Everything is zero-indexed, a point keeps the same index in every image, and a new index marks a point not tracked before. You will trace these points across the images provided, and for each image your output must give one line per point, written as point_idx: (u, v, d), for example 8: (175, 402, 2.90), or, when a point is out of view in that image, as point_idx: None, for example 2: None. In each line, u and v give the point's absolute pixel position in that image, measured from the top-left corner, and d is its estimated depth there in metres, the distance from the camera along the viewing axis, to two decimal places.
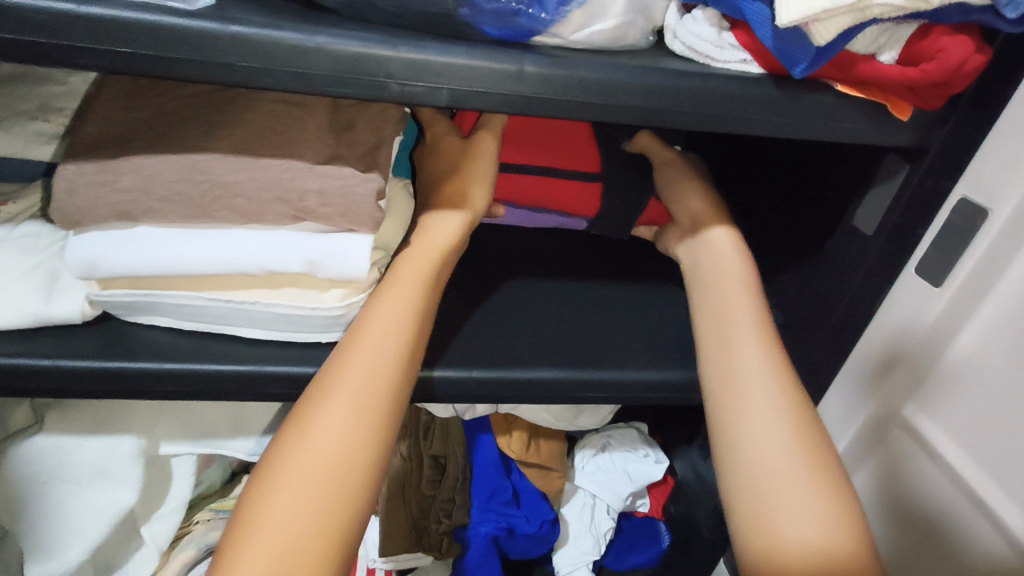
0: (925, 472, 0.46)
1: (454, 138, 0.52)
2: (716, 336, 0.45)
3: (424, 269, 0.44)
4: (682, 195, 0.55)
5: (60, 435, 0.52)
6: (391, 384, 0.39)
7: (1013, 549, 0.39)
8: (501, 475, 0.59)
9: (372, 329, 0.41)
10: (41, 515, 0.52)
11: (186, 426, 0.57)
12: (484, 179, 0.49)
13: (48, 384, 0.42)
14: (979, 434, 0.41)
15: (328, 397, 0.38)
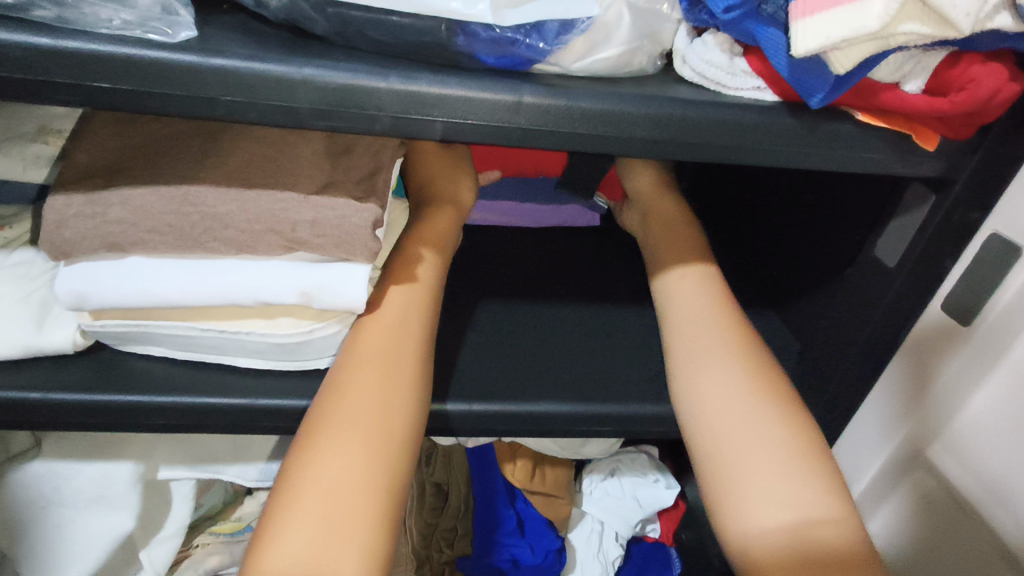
0: (925, 502, 0.44)
1: (435, 149, 0.54)
2: (693, 338, 0.44)
3: (425, 272, 0.43)
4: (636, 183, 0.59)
5: (58, 460, 0.51)
6: (404, 384, 0.39)
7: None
8: (506, 504, 0.57)
9: (378, 332, 0.40)
10: (40, 538, 0.52)
11: (185, 448, 0.56)
12: (470, 185, 0.53)
13: (40, 416, 0.41)
14: (987, 466, 0.39)
15: (336, 403, 0.37)
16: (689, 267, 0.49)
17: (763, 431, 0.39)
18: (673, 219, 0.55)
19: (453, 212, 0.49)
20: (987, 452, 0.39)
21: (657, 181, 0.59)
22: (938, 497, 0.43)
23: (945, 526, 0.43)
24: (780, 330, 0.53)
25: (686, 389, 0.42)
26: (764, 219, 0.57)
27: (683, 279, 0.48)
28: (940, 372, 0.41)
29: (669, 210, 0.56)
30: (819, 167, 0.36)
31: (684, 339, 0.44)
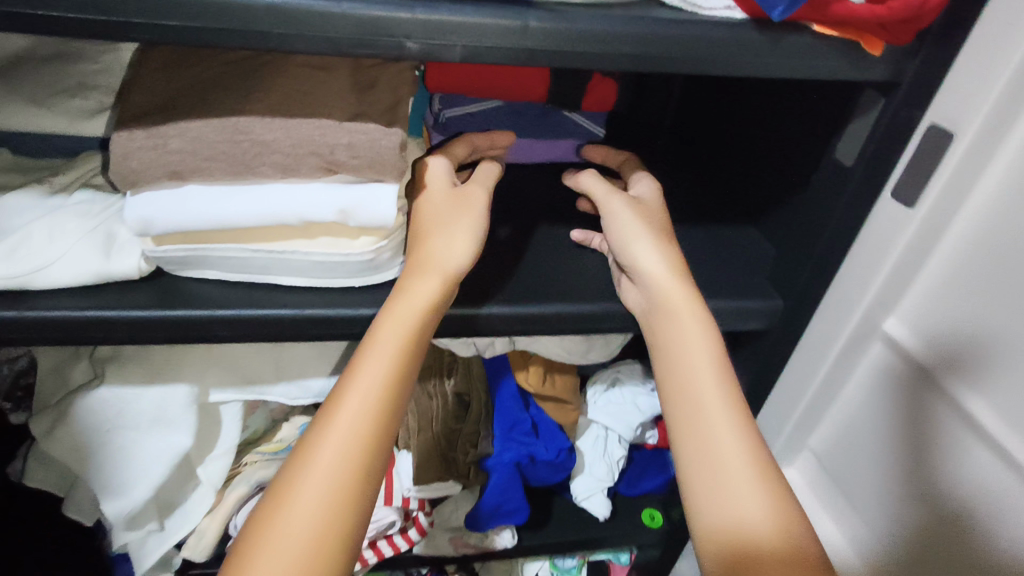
0: (896, 371, 0.49)
1: (442, 184, 0.49)
2: (673, 363, 0.45)
3: (388, 361, 0.41)
4: (634, 249, 0.49)
5: (119, 385, 0.58)
6: (347, 492, 0.37)
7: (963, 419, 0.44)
8: (520, 406, 0.64)
9: (330, 429, 0.39)
10: (108, 458, 0.58)
11: (232, 373, 0.61)
12: (467, 237, 0.47)
13: (116, 333, 0.47)
14: (944, 324, 0.45)
15: (277, 503, 0.37)
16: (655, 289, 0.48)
17: (752, 497, 0.39)
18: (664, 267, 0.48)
19: (440, 275, 0.45)
20: (920, 337, 0.47)
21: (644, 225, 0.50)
22: (882, 377, 0.51)
23: (902, 388, 0.49)
24: (760, 240, 0.60)
25: (672, 423, 0.44)
26: (747, 131, 0.61)
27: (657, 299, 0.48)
28: (895, 252, 0.47)
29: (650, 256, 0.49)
30: (784, 77, 0.41)
31: (668, 379, 0.45)
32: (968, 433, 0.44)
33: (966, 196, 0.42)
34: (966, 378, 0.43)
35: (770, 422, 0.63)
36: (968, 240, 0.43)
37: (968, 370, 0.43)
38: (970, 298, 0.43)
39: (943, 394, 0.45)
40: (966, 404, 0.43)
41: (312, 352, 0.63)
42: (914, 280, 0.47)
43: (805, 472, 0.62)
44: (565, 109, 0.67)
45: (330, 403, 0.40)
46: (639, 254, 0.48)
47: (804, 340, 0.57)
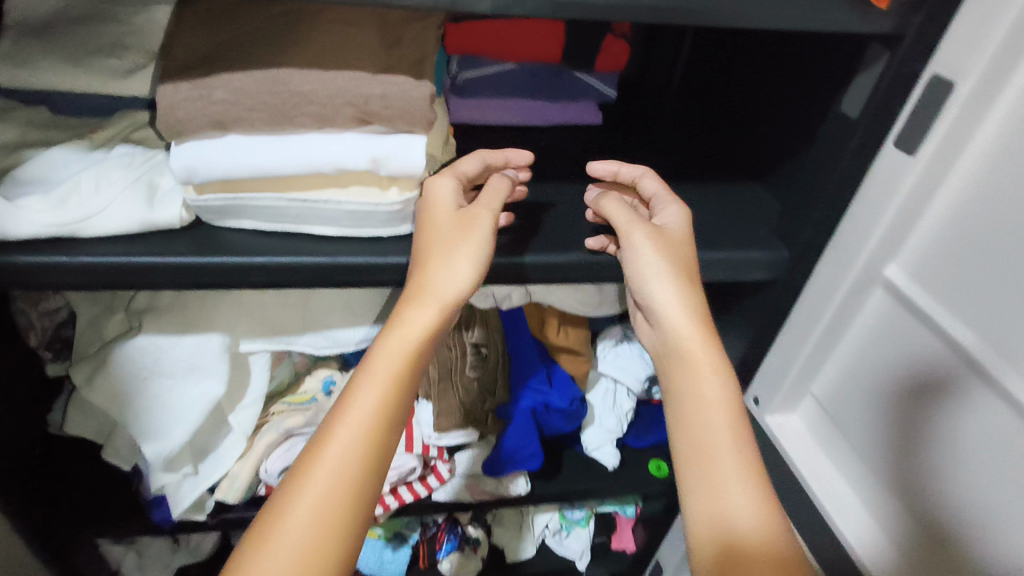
0: (899, 319, 0.52)
1: (449, 207, 0.50)
2: (677, 384, 0.50)
3: (381, 390, 0.45)
4: (652, 289, 0.51)
5: (156, 335, 0.61)
6: (336, 512, 0.41)
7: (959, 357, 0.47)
8: (534, 354, 0.67)
9: (322, 455, 0.43)
10: (146, 404, 0.61)
11: (261, 324, 0.63)
12: (460, 261, 0.48)
13: (160, 279, 0.49)
14: (945, 268, 0.48)
15: (270, 524, 0.41)
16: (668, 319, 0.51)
17: (746, 500, 0.44)
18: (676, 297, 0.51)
19: (435, 307, 0.47)
20: (921, 280, 0.50)
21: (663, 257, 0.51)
22: (883, 323, 0.54)
23: (904, 335, 0.52)
24: (768, 195, 0.62)
25: (677, 435, 0.49)
26: (758, 87, 0.63)
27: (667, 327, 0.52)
28: (895, 201, 0.50)
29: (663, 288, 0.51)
30: (794, 30, 0.44)
31: (675, 396, 0.50)
32: (970, 375, 0.46)
33: (966, 145, 0.45)
34: (964, 319, 0.46)
35: (773, 371, 0.66)
36: (965, 186, 0.45)
37: (966, 310, 0.46)
38: (969, 242, 0.45)
39: (941, 333, 0.48)
40: (964, 343, 0.46)
41: (337, 304, 0.65)
42: (915, 228, 0.49)
43: (808, 418, 0.65)
44: (578, 69, 0.70)
45: (324, 429, 0.44)
46: (656, 292, 0.51)
47: (808, 291, 0.60)
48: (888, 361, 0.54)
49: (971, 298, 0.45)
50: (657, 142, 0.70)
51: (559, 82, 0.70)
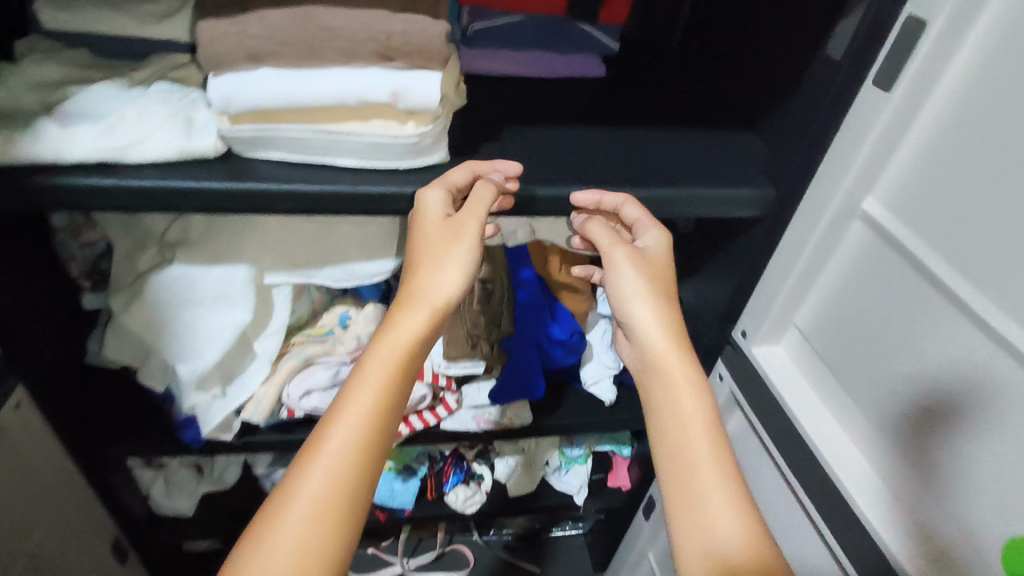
0: (880, 252, 0.57)
1: (435, 215, 0.53)
2: (665, 399, 0.54)
3: (377, 388, 0.49)
4: (631, 307, 0.56)
5: (188, 264, 0.65)
6: (338, 497, 0.46)
7: (928, 280, 0.52)
8: (537, 289, 0.72)
9: (320, 453, 0.47)
10: (178, 327, 0.66)
11: (285, 258, 0.68)
12: (449, 267, 0.53)
13: (197, 203, 0.54)
14: (920, 197, 0.52)
15: (275, 512, 0.45)
16: (646, 334, 0.56)
17: (725, 515, 0.48)
18: (656, 314, 0.56)
19: (428, 310, 0.52)
20: (894, 211, 0.55)
21: (647, 282, 0.57)
22: (862, 251, 0.59)
23: (883, 263, 0.57)
24: (758, 140, 0.66)
25: (659, 448, 0.53)
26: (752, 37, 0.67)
27: (638, 337, 0.56)
28: (870, 138, 0.54)
29: (640, 307, 0.56)
30: None
31: (661, 412, 0.54)
32: (937, 296, 0.52)
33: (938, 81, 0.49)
34: (935, 246, 0.51)
35: (759, 308, 0.71)
36: (941, 120, 0.50)
37: (938, 237, 0.51)
38: (948, 173, 0.50)
39: (910, 258, 0.54)
40: (934, 265, 0.51)
41: (352, 239, 0.69)
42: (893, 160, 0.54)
43: (791, 348, 0.71)
44: (582, 21, 0.73)
45: (322, 428, 0.48)
46: (635, 311, 0.56)
47: (792, 229, 0.64)
48: (863, 291, 0.59)
49: (942, 224, 0.51)
50: (655, 92, 0.74)
51: (567, 34, 0.73)
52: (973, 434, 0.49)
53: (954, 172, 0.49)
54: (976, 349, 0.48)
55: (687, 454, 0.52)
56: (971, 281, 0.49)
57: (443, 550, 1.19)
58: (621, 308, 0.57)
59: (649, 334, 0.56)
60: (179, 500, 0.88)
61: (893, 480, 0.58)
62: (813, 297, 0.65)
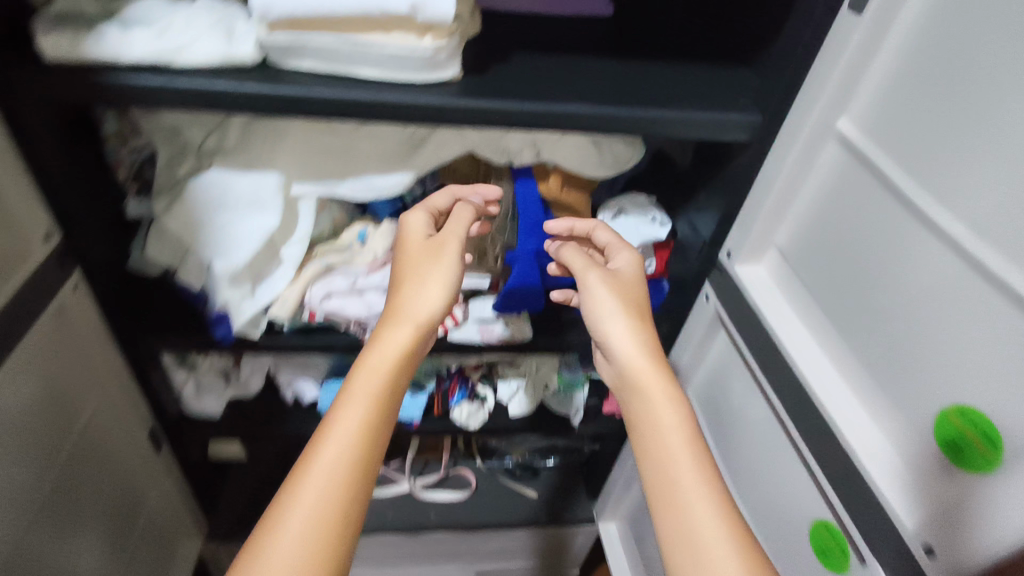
0: (856, 169, 0.63)
1: (420, 238, 0.66)
2: (650, 427, 0.57)
3: (367, 401, 0.54)
4: (607, 326, 0.63)
5: (225, 170, 0.73)
6: (336, 502, 0.49)
7: (890, 190, 0.58)
8: (540, 208, 0.77)
9: (315, 466, 0.50)
10: (215, 228, 0.74)
11: (310, 169, 0.74)
12: (432, 291, 0.62)
13: (236, 104, 0.60)
14: (893, 117, 0.58)
15: (273, 525, 0.47)
16: (623, 349, 0.62)
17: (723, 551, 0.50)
18: (631, 327, 0.63)
19: (413, 324, 0.59)
20: (862, 126, 0.62)
21: (617, 301, 0.64)
22: (836, 167, 0.65)
23: (854, 180, 0.63)
24: (752, 73, 0.71)
25: (648, 476, 0.56)
26: None
27: (615, 357, 0.62)
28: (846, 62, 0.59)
29: (617, 323, 0.63)
30: None
31: (644, 441, 0.58)
32: (898, 204, 0.57)
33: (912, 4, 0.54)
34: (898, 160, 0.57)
35: (745, 234, 0.76)
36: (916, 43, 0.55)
37: (903, 152, 0.57)
38: (921, 93, 0.55)
39: (871, 168, 0.61)
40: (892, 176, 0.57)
41: (371, 157, 0.75)
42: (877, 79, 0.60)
43: (772, 269, 0.77)
44: None
45: (317, 439, 0.52)
46: (613, 330, 0.63)
47: (775, 152, 0.70)
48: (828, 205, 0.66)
49: (908, 139, 0.56)
50: (660, 28, 0.78)
51: None
52: (917, 327, 0.55)
53: (925, 91, 0.54)
54: (931, 253, 0.54)
55: (679, 488, 0.53)
56: (917, 180, 0.55)
57: (446, 474, 1.28)
58: (598, 327, 0.64)
59: (623, 350, 0.62)
60: (208, 400, 0.96)
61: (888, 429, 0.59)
62: (792, 215, 0.71)
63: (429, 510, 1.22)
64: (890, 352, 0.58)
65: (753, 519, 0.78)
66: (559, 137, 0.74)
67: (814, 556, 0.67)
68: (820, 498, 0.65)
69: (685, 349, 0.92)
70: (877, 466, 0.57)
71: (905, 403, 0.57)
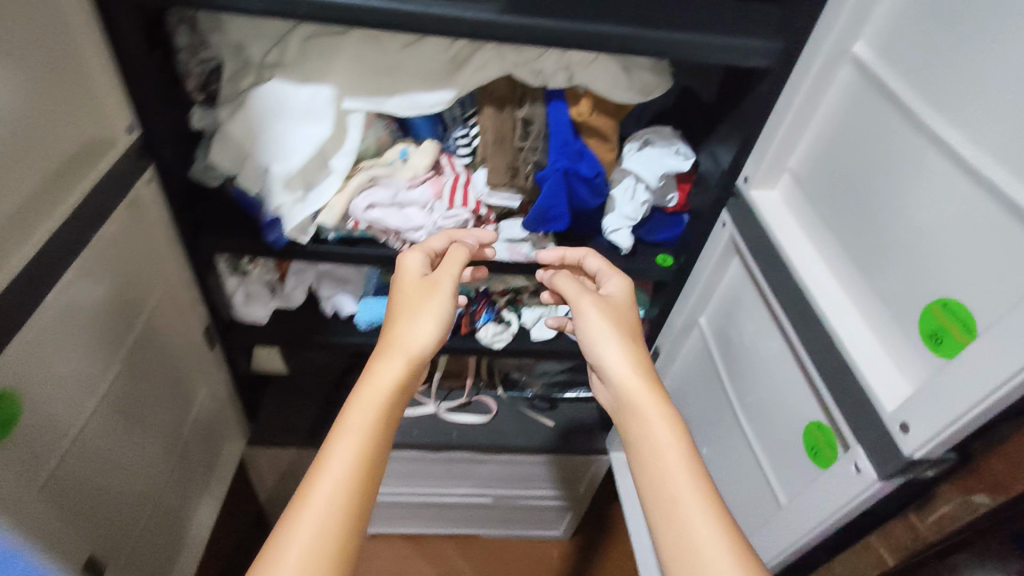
0: (869, 93, 0.68)
1: (416, 276, 0.73)
2: (652, 461, 0.62)
3: (364, 434, 0.57)
4: (602, 349, 0.70)
5: (284, 81, 0.79)
6: (339, 525, 0.53)
7: (897, 107, 0.63)
8: (569, 130, 0.83)
9: (309, 500, 0.53)
10: (274, 134, 0.81)
11: (362, 85, 0.81)
12: (424, 322, 0.67)
13: (299, 12, 0.66)
14: (909, 40, 0.62)
15: (269, 560, 0.50)
16: (619, 371, 0.68)
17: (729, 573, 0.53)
18: (627, 351, 0.70)
19: (404, 357, 0.64)
20: (877, 47, 0.67)
21: (611, 326, 0.72)
22: (853, 91, 0.70)
23: (865, 103, 0.68)
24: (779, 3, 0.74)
25: (653, 515, 0.60)
26: None
27: (610, 378, 0.69)
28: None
29: (614, 345, 0.70)
30: None
31: (644, 475, 0.62)
32: (904, 121, 0.62)
33: None
34: (908, 79, 0.62)
35: (766, 159, 0.81)
36: None
37: (914, 72, 0.61)
38: (937, 16, 0.59)
39: (881, 86, 0.66)
40: (900, 94, 0.62)
41: (416, 75, 0.81)
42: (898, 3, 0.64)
43: (786, 192, 0.82)
44: None
45: (313, 472, 0.55)
46: (608, 353, 0.70)
47: (794, 76, 0.75)
48: (842, 124, 0.72)
49: (920, 59, 0.61)
50: None
51: None
52: (913, 232, 0.61)
53: (941, 12, 0.58)
54: (933, 165, 0.59)
55: (680, 520, 0.57)
56: (919, 92, 0.60)
57: (469, 399, 1.36)
58: (592, 352, 0.72)
59: (618, 373, 0.68)
60: (256, 308, 1.04)
61: (885, 331, 0.64)
62: (809, 139, 0.77)
63: (452, 428, 1.30)
64: (892, 261, 0.64)
65: (753, 430, 0.84)
66: (592, 60, 0.80)
67: (806, 456, 0.72)
68: (816, 401, 0.71)
69: (700, 278, 0.97)
70: (867, 361, 0.63)
71: (897, 301, 0.63)
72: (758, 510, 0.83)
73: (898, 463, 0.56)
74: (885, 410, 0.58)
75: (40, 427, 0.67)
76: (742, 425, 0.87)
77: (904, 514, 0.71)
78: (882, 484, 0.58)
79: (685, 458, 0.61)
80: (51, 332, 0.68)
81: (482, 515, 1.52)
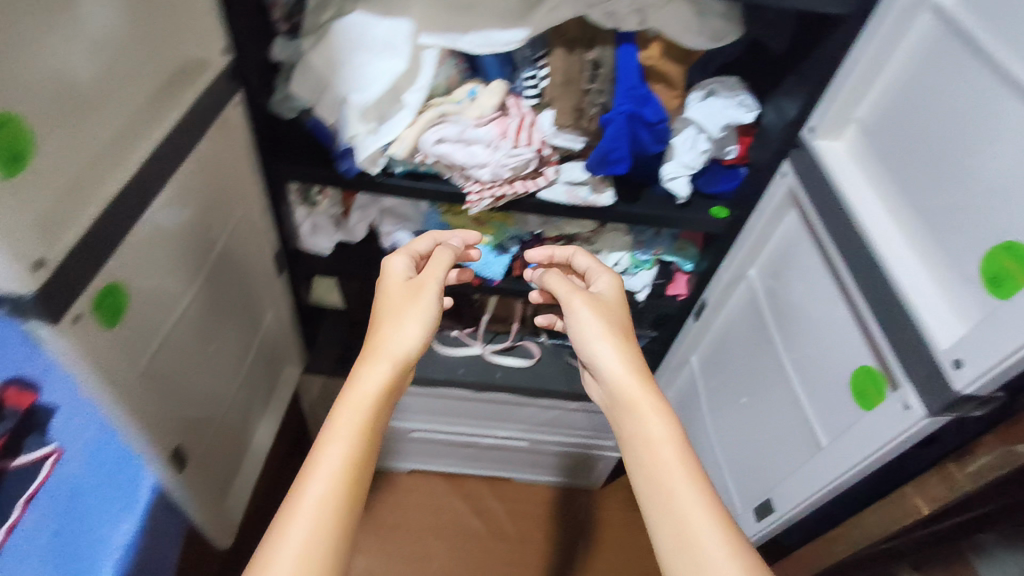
0: (946, 43, 0.67)
1: (400, 280, 0.76)
2: (644, 460, 0.65)
3: (350, 437, 0.60)
4: (594, 345, 0.74)
5: (366, 14, 0.83)
6: (334, 518, 0.56)
7: (975, 55, 0.63)
8: (637, 73, 0.85)
9: (302, 501, 0.56)
10: (354, 65, 0.84)
11: (438, 21, 0.84)
12: (410, 324, 0.71)
13: None
14: None
15: (265, 559, 0.53)
16: (614, 367, 0.72)
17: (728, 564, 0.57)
18: (620, 347, 0.73)
19: (390, 360, 0.67)
20: None
21: (604, 322, 0.76)
22: (929, 42, 0.70)
23: (942, 52, 0.68)
24: None
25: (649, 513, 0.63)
26: None
27: (604, 373, 0.73)
28: None
29: (612, 339, 0.74)
30: None
31: (639, 472, 0.65)
32: (982, 69, 0.62)
33: None
34: (988, 27, 0.62)
35: (833, 109, 0.81)
36: None
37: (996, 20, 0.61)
38: None
39: (961, 32, 0.65)
40: (980, 41, 0.62)
41: (490, 14, 0.84)
42: None
43: (850, 142, 0.83)
44: None
45: (303, 474, 0.58)
46: (601, 347, 0.74)
47: (871, 22, 0.75)
48: (916, 72, 0.72)
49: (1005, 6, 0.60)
50: None
51: None
52: (981, 179, 0.61)
53: None
54: (1008, 112, 0.59)
55: (674, 519, 0.61)
56: (1000, 37, 0.60)
57: (514, 343, 1.41)
58: (584, 348, 0.75)
59: (612, 368, 0.72)
60: (321, 239, 1.10)
61: (944, 276, 0.66)
62: (876, 90, 0.77)
63: (496, 369, 1.36)
64: (957, 209, 0.64)
65: (797, 376, 0.87)
66: (665, 3, 0.81)
67: (851, 399, 0.75)
68: (866, 347, 0.73)
69: (753, 231, 0.99)
70: (925, 304, 0.65)
71: (958, 248, 0.64)
72: (797, 452, 0.86)
73: (948, 399, 0.58)
74: (938, 346, 0.61)
75: (139, 320, 0.74)
76: (785, 370, 0.90)
77: (941, 462, 0.73)
78: (930, 419, 0.61)
79: (676, 460, 0.64)
80: (139, 255, 0.71)
81: (517, 458, 1.58)
